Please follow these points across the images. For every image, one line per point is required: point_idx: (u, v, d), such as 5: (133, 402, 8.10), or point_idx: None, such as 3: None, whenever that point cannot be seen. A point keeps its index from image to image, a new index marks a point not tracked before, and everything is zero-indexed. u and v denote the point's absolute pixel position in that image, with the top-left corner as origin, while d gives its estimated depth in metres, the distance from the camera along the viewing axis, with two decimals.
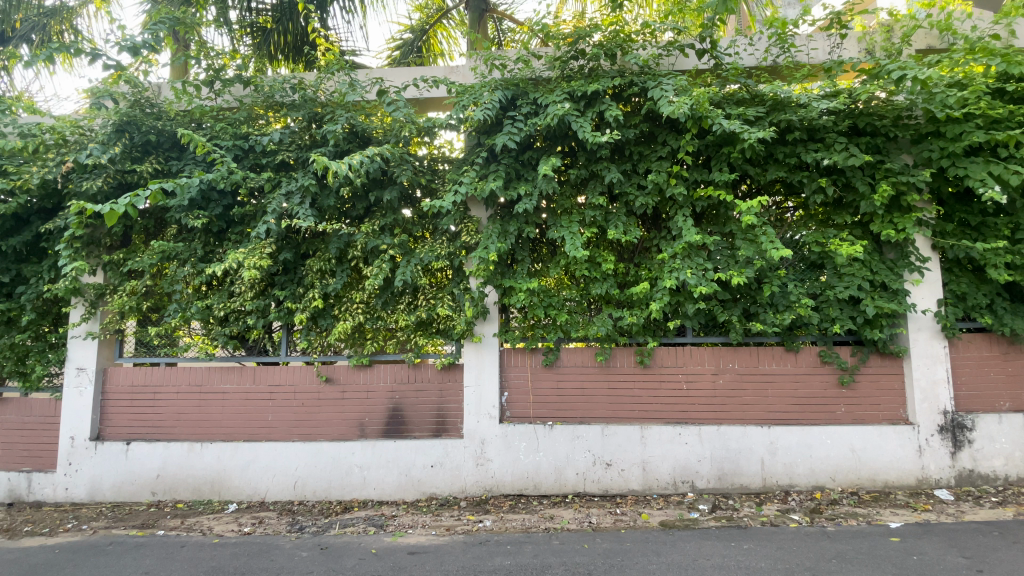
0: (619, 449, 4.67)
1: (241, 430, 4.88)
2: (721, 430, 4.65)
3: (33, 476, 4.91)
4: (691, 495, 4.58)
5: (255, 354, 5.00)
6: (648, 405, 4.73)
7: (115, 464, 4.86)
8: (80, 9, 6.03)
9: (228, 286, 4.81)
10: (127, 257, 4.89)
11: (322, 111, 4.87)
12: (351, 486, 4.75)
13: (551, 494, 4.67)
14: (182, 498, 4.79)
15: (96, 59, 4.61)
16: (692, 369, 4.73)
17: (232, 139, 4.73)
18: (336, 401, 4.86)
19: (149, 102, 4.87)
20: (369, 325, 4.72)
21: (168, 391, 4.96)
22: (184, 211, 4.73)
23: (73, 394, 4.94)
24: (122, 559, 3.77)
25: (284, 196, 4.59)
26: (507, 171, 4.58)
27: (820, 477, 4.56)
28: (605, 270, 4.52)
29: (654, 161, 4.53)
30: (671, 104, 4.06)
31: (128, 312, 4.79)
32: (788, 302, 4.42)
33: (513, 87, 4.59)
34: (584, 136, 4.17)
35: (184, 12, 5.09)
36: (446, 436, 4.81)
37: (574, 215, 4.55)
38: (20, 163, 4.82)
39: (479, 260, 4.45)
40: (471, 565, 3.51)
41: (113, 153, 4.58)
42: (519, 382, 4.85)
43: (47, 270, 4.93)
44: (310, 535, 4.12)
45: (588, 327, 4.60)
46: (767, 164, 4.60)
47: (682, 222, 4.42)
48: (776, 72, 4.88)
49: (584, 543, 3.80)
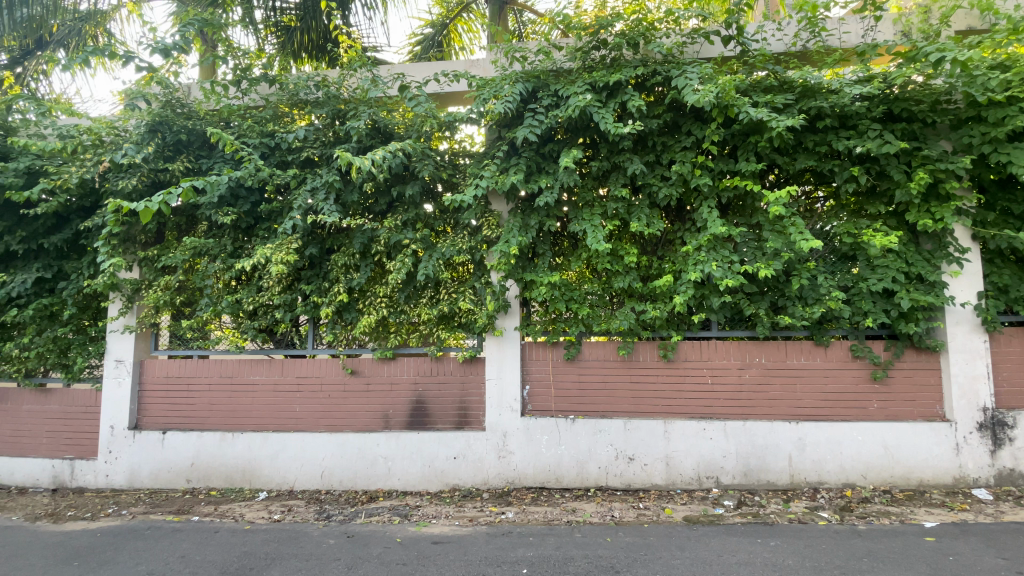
0: (642, 444, 4.63)
1: (270, 421, 5.02)
2: (747, 425, 4.57)
3: (75, 463, 5.15)
4: (715, 491, 4.52)
5: (283, 347, 5.13)
6: (672, 400, 4.68)
7: (152, 453, 5.06)
8: (112, 12, 6.18)
9: (256, 281, 4.95)
10: (160, 253, 5.06)
11: (344, 108, 4.94)
12: (376, 476, 4.84)
13: (573, 487, 4.68)
14: (215, 485, 4.96)
15: (130, 61, 4.79)
16: (717, 364, 4.65)
17: (258, 137, 4.85)
18: (361, 393, 4.95)
19: (179, 103, 5.02)
20: (392, 319, 4.78)
21: (201, 383, 5.13)
22: (213, 208, 4.84)
23: (112, 385, 5.14)
24: (160, 544, 3.93)
25: (309, 192, 4.67)
26: (528, 164, 4.55)
27: (850, 474, 4.45)
28: (627, 263, 4.47)
29: (678, 151, 4.44)
30: (695, 93, 3.99)
31: (162, 306, 4.96)
32: (818, 295, 4.29)
33: (534, 79, 4.54)
34: (606, 127, 4.08)
35: (211, 14, 5.21)
36: (468, 429, 4.86)
37: (595, 208, 4.51)
38: (60, 164, 5.03)
39: (500, 254, 4.46)
40: (494, 555, 3.54)
41: (146, 152, 4.72)
42: (540, 376, 4.86)
43: (86, 266, 5.17)
44: (337, 523, 4.21)
45: (610, 321, 4.55)
46: (796, 153, 4.48)
47: (707, 213, 4.32)
48: (805, 57, 4.73)
49: (607, 537, 3.79)
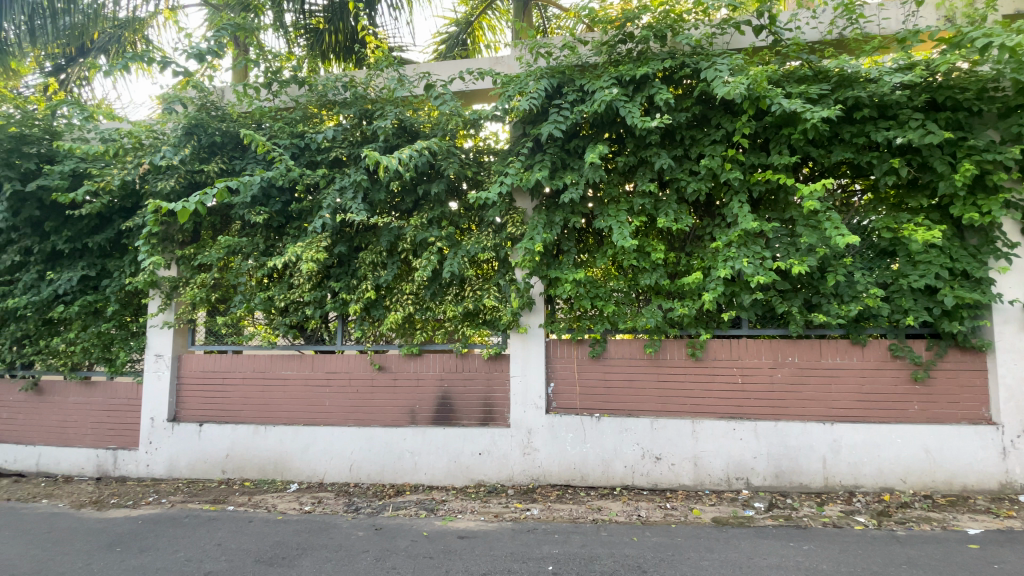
0: (669, 443, 4.57)
1: (300, 415, 5.14)
2: (778, 426, 4.45)
3: (118, 453, 5.39)
4: (745, 493, 4.43)
5: (313, 343, 5.23)
6: (700, 399, 4.59)
7: (189, 444, 5.25)
8: (149, 19, 6.39)
9: (288, 278, 5.07)
10: (197, 252, 5.24)
11: (371, 108, 5.02)
12: (402, 470, 4.91)
13: (599, 486, 4.65)
14: (249, 477, 5.12)
15: (167, 66, 5.03)
16: (747, 363, 4.54)
17: (289, 138, 4.96)
18: (388, 388, 5.03)
19: (214, 106, 5.18)
20: (418, 316, 4.83)
21: (235, 377, 5.29)
22: (246, 208, 4.97)
23: (152, 379, 5.35)
24: (197, 531, 4.08)
25: (338, 191, 4.77)
26: (552, 161, 4.53)
27: (888, 477, 4.29)
28: (654, 259, 4.40)
29: (707, 145, 4.34)
30: (725, 85, 3.90)
31: (198, 303, 5.14)
32: (854, 292, 4.14)
33: (559, 75, 4.50)
34: (633, 122, 4.02)
35: (243, 18, 5.36)
36: (492, 425, 4.88)
37: (621, 204, 4.45)
38: (102, 166, 5.26)
39: (524, 251, 4.45)
40: (520, 551, 3.55)
41: (183, 154, 4.87)
42: (565, 374, 4.84)
43: (128, 264, 5.39)
44: (365, 515, 4.29)
45: (636, 319, 4.49)
46: (831, 145, 4.33)
47: (738, 208, 4.22)
48: (841, 45, 4.57)
49: (633, 536, 3.75)
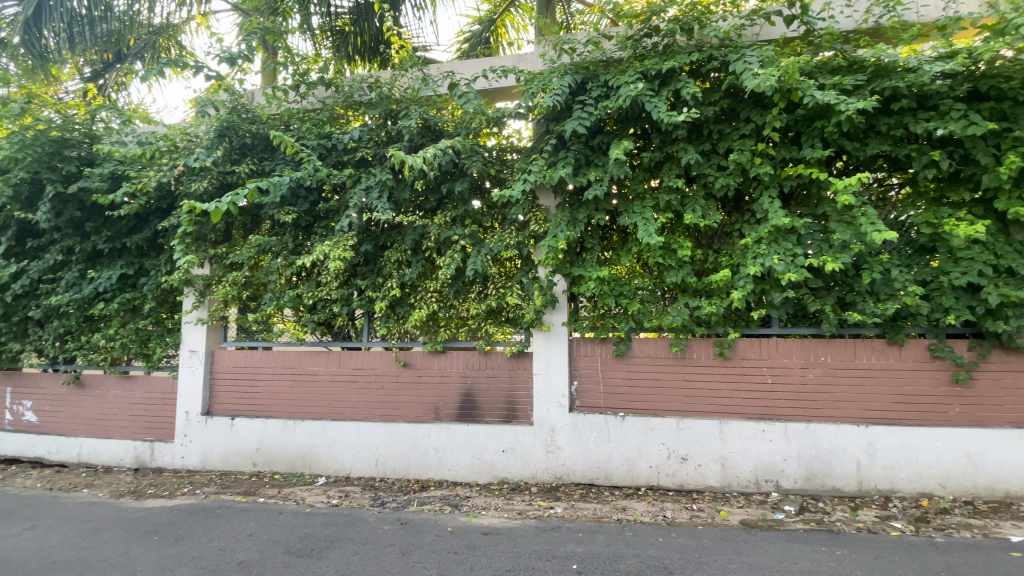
0: (695, 444, 4.50)
1: (328, 411, 5.24)
2: (810, 428, 4.33)
3: (155, 445, 5.60)
4: (775, 495, 4.33)
5: (340, 340, 5.34)
6: (728, 399, 4.50)
7: (222, 437, 5.41)
8: (183, 25, 6.57)
9: (316, 276, 5.18)
10: (229, 251, 5.39)
11: (396, 108, 5.08)
12: (427, 466, 4.96)
13: (623, 485, 4.61)
14: (278, 470, 5.25)
15: (200, 71, 5.23)
16: (777, 362, 4.43)
17: (317, 139, 5.06)
18: (413, 385, 5.09)
19: (244, 108, 5.32)
20: (442, 313, 4.87)
21: (265, 372, 5.43)
22: (276, 208, 5.09)
23: (187, 373, 5.53)
24: (230, 522, 4.20)
25: (363, 191, 4.84)
26: (576, 157, 4.49)
27: (927, 482, 4.13)
28: (681, 257, 4.32)
29: (736, 140, 4.25)
30: (755, 77, 3.81)
31: (230, 300, 5.29)
32: (891, 290, 4.00)
33: (583, 71, 4.46)
34: (659, 117, 3.96)
35: (272, 22, 5.49)
36: (516, 423, 4.89)
37: (647, 200, 4.39)
38: (139, 169, 5.45)
39: (548, 249, 4.44)
40: (544, 549, 3.55)
41: (215, 156, 5.02)
42: (589, 372, 4.80)
43: (164, 263, 5.59)
44: (390, 510, 4.35)
45: (662, 317, 4.42)
46: (867, 138, 4.18)
47: (768, 204, 4.12)
48: (877, 34, 4.41)
49: (659, 537, 3.71)
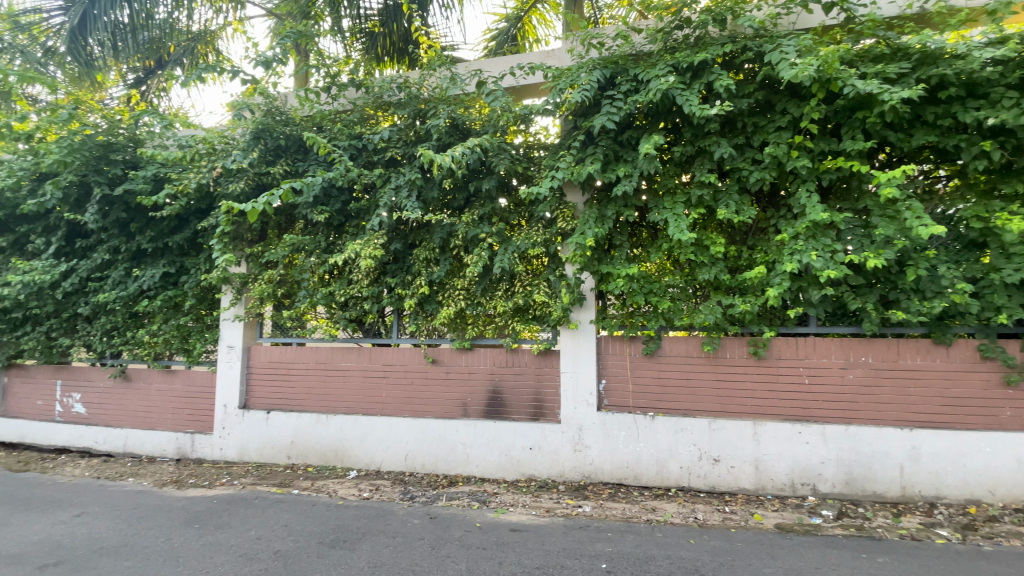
0: (728, 445, 4.40)
1: (359, 406, 5.35)
2: (849, 430, 4.18)
3: (195, 437, 5.83)
4: (811, 499, 4.20)
5: (370, 336, 5.44)
6: (762, 400, 4.39)
7: (258, 430, 5.59)
8: (219, 31, 6.84)
9: (347, 274, 5.29)
10: (264, 250, 5.55)
11: (424, 107, 5.13)
12: (455, 462, 5.01)
13: (653, 485, 4.54)
14: (312, 463, 5.39)
15: (236, 75, 5.40)
16: (815, 362, 4.28)
17: (348, 139, 5.16)
18: (441, 381, 5.14)
19: (278, 111, 5.46)
20: (469, 311, 4.90)
21: (299, 368, 5.58)
22: (309, 207, 5.22)
23: (225, 368, 5.73)
24: (266, 512, 4.34)
25: (393, 190, 4.92)
26: (605, 153, 4.45)
27: (975, 489, 3.93)
28: (714, 253, 4.22)
29: (771, 132, 4.12)
30: (792, 67, 3.69)
31: (265, 297, 5.45)
32: (938, 288, 3.82)
33: (612, 65, 4.40)
34: (690, 110, 3.88)
35: (305, 25, 5.63)
36: (543, 420, 4.88)
37: (678, 196, 4.30)
38: (180, 171, 5.67)
39: (576, 246, 4.41)
40: (573, 547, 3.53)
41: (252, 158, 5.19)
42: (618, 371, 4.75)
43: (203, 262, 5.80)
44: (420, 504, 4.41)
45: (694, 315, 4.34)
46: (912, 128, 4.00)
47: (806, 198, 3.99)
48: (922, 20, 4.21)
49: (690, 539, 3.65)
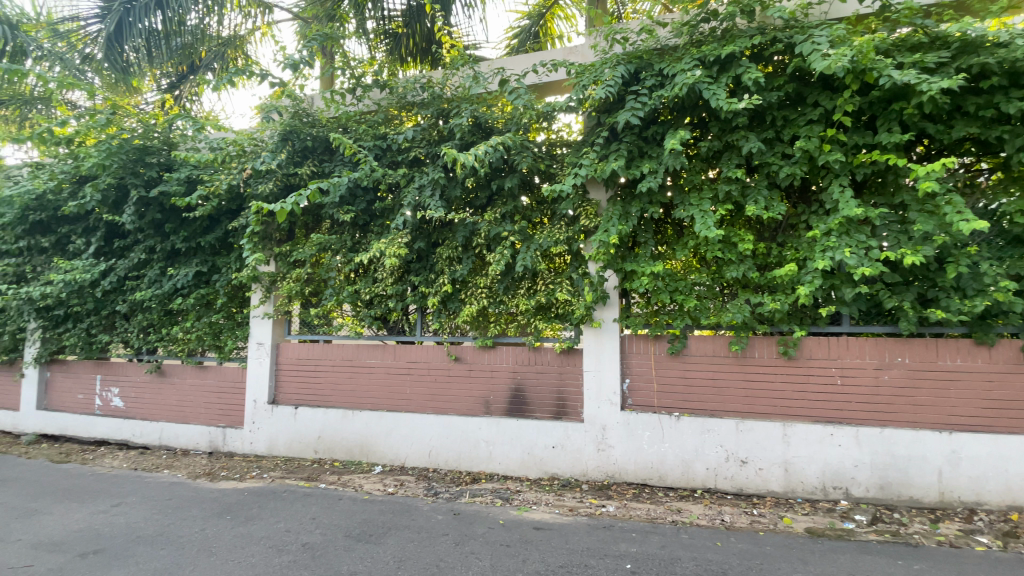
0: (756, 446, 4.30)
1: (383, 402, 5.43)
2: (884, 433, 4.04)
3: (227, 431, 6.01)
4: (843, 504, 4.08)
5: (394, 334, 5.51)
6: (792, 401, 4.28)
7: (286, 425, 5.73)
8: (248, 36, 7.02)
9: (372, 273, 5.36)
10: (292, 249, 5.68)
11: (447, 107, 5.16)
12: (478, 459, 5.03)
13: (678, 486, 4.48)
14: (338, 458, 5.50)
15: (265, 79, 5.54)
16: (848, 363, 4.15)
17: (372, 140, 5.23)
18: (464, 379, 5.17)
19: (305, 113, 5.58)
20: (492, 309, 4.91)
21: (326, 365, 5.69)
22: (335, 207, 5.32)
23: (255, 364, 5.88)
24: (295, 505, 4.44)
25: (417, 189, 4.97)
26: (629, 149, 4.40)
27: (1019, 496, 3.76)
28: (741, 250, 4.13)
29: (802, 126, 4.01)
30: (824, 59, 3.58)
31: (293, 296, 5.57)
32: (980, 286, 3.66)
33: (637, 60, 4.35)
34: (717, 104, 3.81)
35: (330, 28, 5.74)
36: (566, 419, 4.86)
37: (704, 192, 4.23)
38: (212, 173, 5.84)
39: (599, 243, 4.37)
40: (597, 547, 3.51)
41: (280, 159, 5.31)
42: (642, 370, 4.69)
43: (234, 261, 5.97)
44: (443, 500, 4.46)
45: (721, 314, 4.26)
46: (952, 120, 3.83)
47: (838, 193, 3.86)
48: (963, 7, 4.03)
49: (717, 541, 3.59)
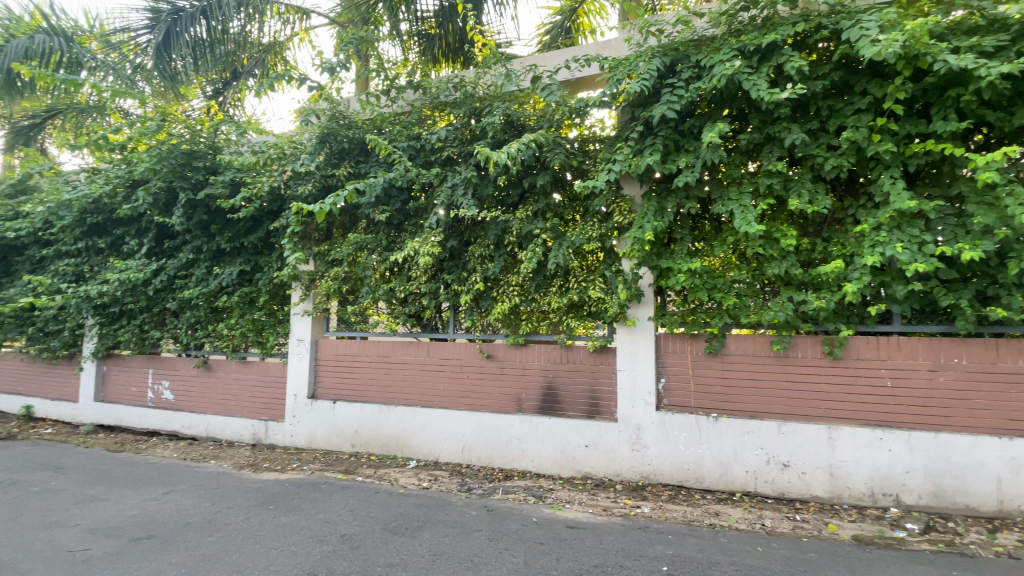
0: (799, 450, 4.15)
1: (418, 398, 5.51)
2: (939, 438, 3.83)
3: (269, 424, 6.24)
4: (893, 511, 3.89)
5: (428, 331, 5.58)
6: (838, 403, 4.10)
7: (325, 419, 5.90)
8: (287, 43, 7.26)
9: (406, 271, 5.45)
10: (330, 248, 5.84)
11: (480, 106, 5.19)
12: (511, 456, 5.05)
13: (716, 489, 4.38)
14: (374, 452, 5.62)
15: (303, 83, 5.73)
16: (899, 364, 3.95)
17: (407, 140, 5.31)
18: (496, 376, 5.19)
19: (342, 115, 5.71)
20: (524, 307, 4.91)
21: (362, 361, 5.83)
22: (371, 207, 5.43)
23: (295, 360, 6.08)
24: (333, 497, 4.57)
25: (450, 188, 5.02)
26: (665, 144, 4.30)
27: None
28: (784, 247, 3.99)
29: (849, 115, 3.83)
30: (874, 44, 3.41)
31: (331, 293, 5.72)
32: None
33: (672, 52, 4.25)
34: (758, 95, 3.69)
35: (365, 32, 5.89)
36: (599, 418, 4.82)
37: (744, 186, 4.10)
38: (254, 175, 6.05)
39: (633, 240, 4.30)
40: (632, 548, 3.47)
41: (318, 161, 5.46)
42: (678, 370, 4.60)
43: (275, 260, 6.18)
44: (477, 496, 4.50)
45: (762, 313, 4.12)
46: (1014, 106, 3.59)
47: (889, 185, 3.68)
48: None
49: (757, 546, 3.48)
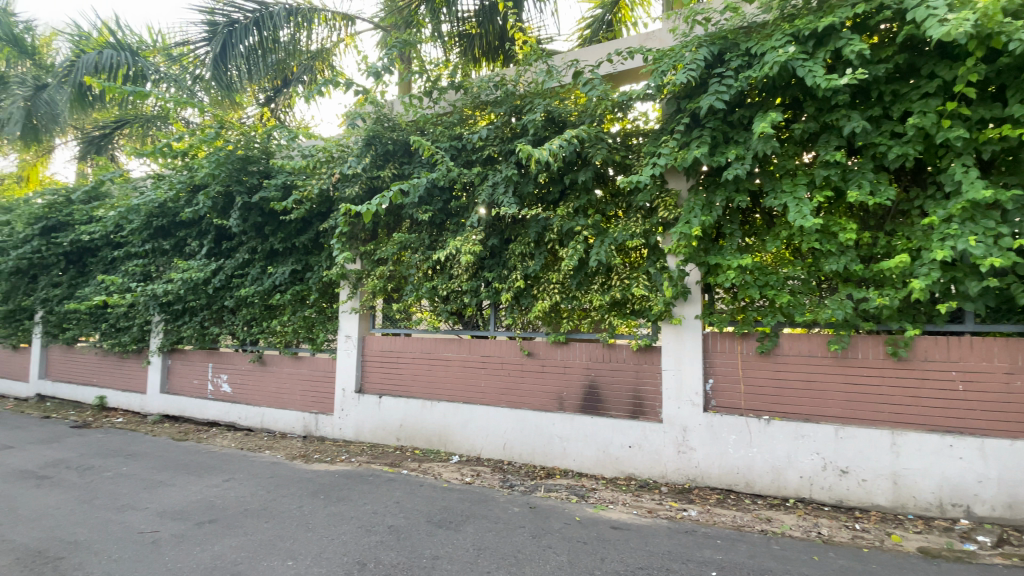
0: (859, 456, 3.93)
1: (460, 395, 5.60)
2: (1018, 447, 3.53)
3: (319, 417, 6.50)
4: (965, 523, 3.62)
5: (469, 328, 5.64)
6: (902, 407, 3.86)
7: (371, 413, 6.08)
8: (333, 49, 7.52)
9: (448, 270, 5.53)
10: (375, 248, 6.01)
11: (520, 103, 5.19)
12: (552, 454, 5.04)
13: (767, 494, 4.21)
14: (418, 446, 5.75)
15: (349, 87, 5.89)
16: (972, 366, 3.67)
17: (448, 140, 5.38)
18: (538, 374, 5.20)
19: (386, 117, 5.85)
20: (565, 305, 4.88)
21: (406, 357, 5.97)
22: (414, 207, 5.55)
23: (343, 355, 6.30)
24: (380, 490, 4.71)
25: (491, 187, 5.05)
26: (712, 135, 4.16)
27: None
28: (842, 241, 3.78)
29: (916, 100, 3.58)
30: (945, 23, 3.18)
31: (377, 292, 5.89)
32: None
33: (721, 40, 4.10)
34: (814, 82, 3.51)
35: (408, 34, 5.99)
36: (643, 419, 4.74)
37: (798, 177, 3.91)
38: (304, 178, 6.30)
39: (679, 236, 4.19)
40: (678, 552, 3.39)
41: (364, 163, 5.61)
42: (726, 370, 4.45)
43: (324, 259, 6.42)
44: (519, 493, 4.52)
45: (819, 311, 3.90)
46: None
47: (961, 174, 3.42)
48: None
49: (813, 554, 3.33)
